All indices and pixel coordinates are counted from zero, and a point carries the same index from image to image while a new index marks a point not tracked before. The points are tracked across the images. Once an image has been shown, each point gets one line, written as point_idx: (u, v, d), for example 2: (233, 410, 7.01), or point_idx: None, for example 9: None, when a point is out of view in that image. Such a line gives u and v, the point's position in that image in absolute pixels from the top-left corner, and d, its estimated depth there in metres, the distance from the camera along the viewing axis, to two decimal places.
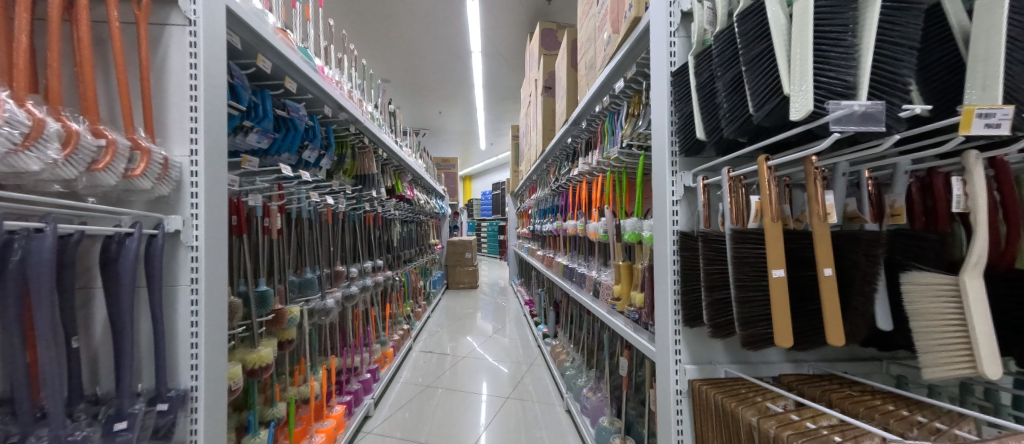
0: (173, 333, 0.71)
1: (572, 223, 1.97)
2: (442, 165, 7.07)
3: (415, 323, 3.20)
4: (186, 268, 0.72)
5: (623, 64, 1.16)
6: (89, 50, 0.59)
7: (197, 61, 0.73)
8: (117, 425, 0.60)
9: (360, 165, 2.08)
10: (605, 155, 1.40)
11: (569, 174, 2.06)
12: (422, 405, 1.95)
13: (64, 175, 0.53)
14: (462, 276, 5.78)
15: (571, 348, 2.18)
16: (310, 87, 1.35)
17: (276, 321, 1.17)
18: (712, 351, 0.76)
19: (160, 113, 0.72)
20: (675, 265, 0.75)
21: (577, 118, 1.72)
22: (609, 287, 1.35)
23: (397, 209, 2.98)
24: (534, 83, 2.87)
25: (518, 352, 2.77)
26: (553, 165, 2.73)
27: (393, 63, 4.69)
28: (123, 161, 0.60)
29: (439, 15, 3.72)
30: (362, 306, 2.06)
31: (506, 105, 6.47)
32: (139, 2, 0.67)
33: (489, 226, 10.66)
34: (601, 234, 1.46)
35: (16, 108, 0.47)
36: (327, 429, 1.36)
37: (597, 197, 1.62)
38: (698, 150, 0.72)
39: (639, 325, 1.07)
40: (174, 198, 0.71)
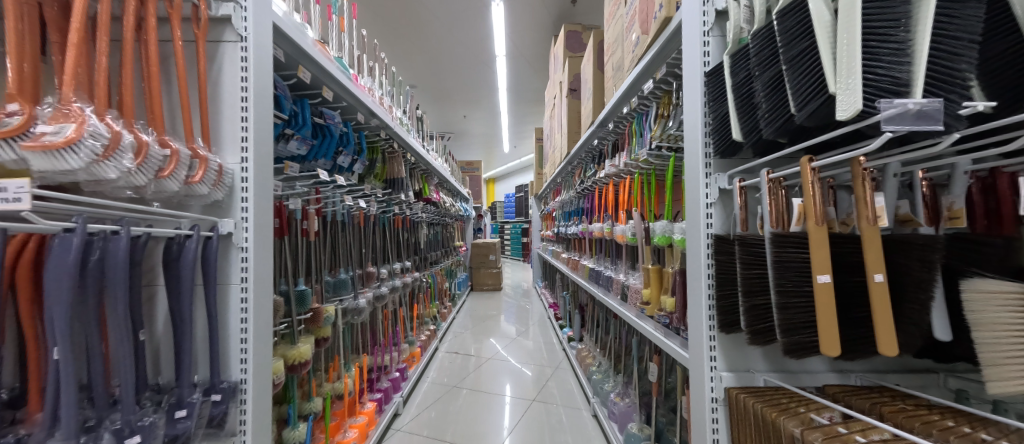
0: (226, 328, 0.76)
1: (599, 225, 1.95)
2: (467, 168, 7.17)
3: (441, 324, 3.25)
4: (237, 268, 0.77)
5: (653, 65, 1.15)
6: (156, 67, 0.65)
7: (247, 74, 0.78)
8: (177, 413, 0.64)
9: (390, 169, 2.14)
10: (633, 157, 1.39)
11: (595, 176, 2.05)
12: (449, 404, 2.00)
13: (137, 182, 0.58)
14: (486, 278, 5.84)
15: (597, 352, 2.16)
16: (345, 95, 1.41)
17: (314, 319, 1.23)
18: (749, 358, 0.74)
19: (215, 123, 0.77)
20: (710, 269, 0.74)
21: (604, 120, 1.71)
22: (637, 291, 1.33)
23: (425, 211, 3.05)
24: (559, 85, 2.88)
25: (542, 355, 2.77)
26: (578, 168, 2.71)
27: (420, 70, 4.82)
28: (185, 168, 0.65)
29: (464, 22, 3.79)
30: (391, 307, 2.11)
31: (529, 108, 6.49)
32: (198, 21, 0.73)
33: (513, 228, 10.69)
34: (630, 236, 1.44)
35: (98, 122, 0.52)
36: (360, 425, 1.44)
37: (625, 199, 1.60)
38: (734, 151, 0.71)
39: (669, 329, 1.05)
40: (227, 203, 0.77)
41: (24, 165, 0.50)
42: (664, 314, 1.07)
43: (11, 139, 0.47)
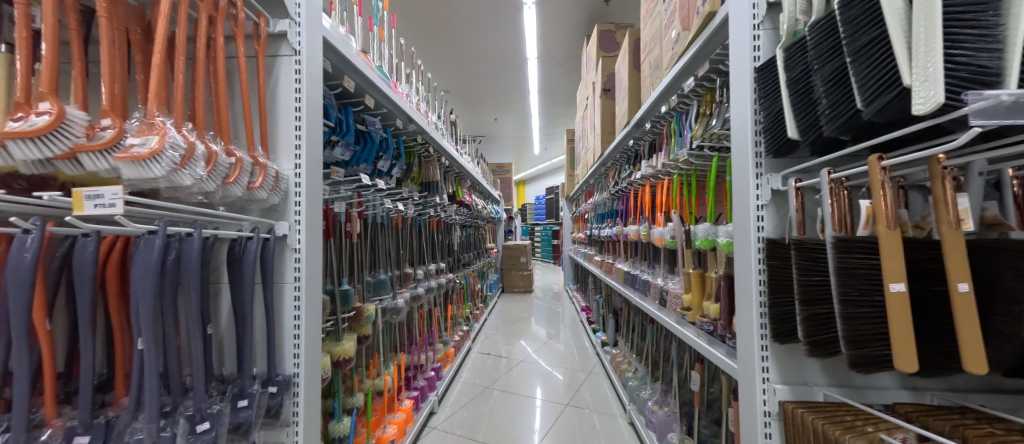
0: (281, 324, 0.81)
1: (634, 228, 1.91)
2: (497, 170, 7.24)
3: (473, 325, 3.29)
4: (291, 267, 0.82)
5: (694, 63, 1.11)
6: (223, 82, 0.70)
7: (300, 86, 0.83)
8: (240, 402, 0.69)
9: (425, 173, 2.20)
10: (672, 158, 1.34)
11: (630, 178, 2.00)
12: (482, 404, 2.02)
13: (208, 188, 0.63)
14: (517, 280, 5.86)
15: (633, 358, 2.10)
16: (386, 102, 1.47)
17: (356, 318, 1.28)
18: (805, 370, 0.69)
19: (272, 132, 0.83)
20: (762, 275, 0.70)
21: (640, 119, 1.67)
22: (677, 296, 1.28)
23: (458, 214, 3.11)
24: (592, 86, 2.84)
25: (575, 359, 2.74)
26: (611, 169, 2.66)
27: (453, 76, 4.93)
28: (247, 175, 0.70)
29: (496, 27, 3.83)
30: (426, 307, 2.17)
31: (560, 109, 6.45)
32: (259, 39, 0.79)
33: (544, 231, 10.66)
34: (668, 239, 1.40)
35: (176, 134, 0.57)
36: (398, 421, 1.49)
37: (664, 202, 1.55)
38: (790, 150, 0.66)
39: (713, 337, 1.01)
40: (283, 207, 0.82)
41: (116, 173, 0.57)
42: (707, 321, 1.03)
43: (105, 151, 0.54)
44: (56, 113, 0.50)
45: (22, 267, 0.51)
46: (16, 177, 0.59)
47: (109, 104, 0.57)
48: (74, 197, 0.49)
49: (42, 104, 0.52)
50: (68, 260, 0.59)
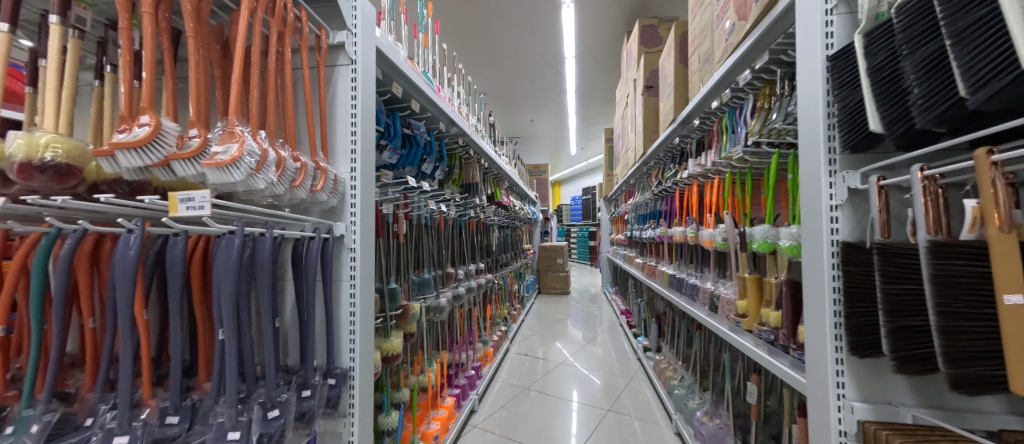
0: (338, 320, 0.85)
1: (680, 229, 1.83)
2: (534, 171, 7.24)
3: (511, 325, 3.30)
4: (347, 266, 0.86)
5: (751, 54, 1.05)
6: (289, 92, 0.75)
7: (356, 93, 0.87)
8: (304, 392, 0.73)
9: (465, 175, 2.24)
10: (724, 155, 1.27)
11: (675, 177, 1.92)
12: (520, 405, 2.02)
13: (279, 191, 0.67)
14: (554, 281, 5.82)
15: (678, 365, 2.01)
16: (430, 106, 1.51)
17: (403, 315, 1.33)
18: (888, 387, 0.62)
19: (332, 138, 0.88)
20: (836, 282, 0.64)
21: (687, 116, 1.59)
22: (731, 302, 1.21)
23: (497, 215, 3.14)
24: (633, 82, 2.75)
25: (614, 363, 2.67)
26: (654, 169, 2.57)
27: (491, 78, 4.99)
28: (310, 179, 0.75)
29: (534, 27, 3.83)
30: (466, 306, 2.20)
31: (598, 108, 6.33)
32: (320, 51, 0.84)
33: (581, 232, 10.51)
34: (719, 242, 1.33)
35: (251, 142, 0.62)
36: (442, 418, 1.53)
37: (714, 202, 1.47)
38: (870, 146, 0.60)
39: (775, 347, 0.94)
40: (341, 208, 0.86)
41: (200, 179, 0.63)
42: (767, 330, 0.96)
43: (193, 158, 0.60)
44: (154, 125, 0.56)
45: (126, 263, 0.58)
46: (119, 184, 0.67)
47: (195, 116, 0.63)
48: (170, 200, 0.54)
49: (142, 117, 0.58)
50: (160, 257, 0.66)
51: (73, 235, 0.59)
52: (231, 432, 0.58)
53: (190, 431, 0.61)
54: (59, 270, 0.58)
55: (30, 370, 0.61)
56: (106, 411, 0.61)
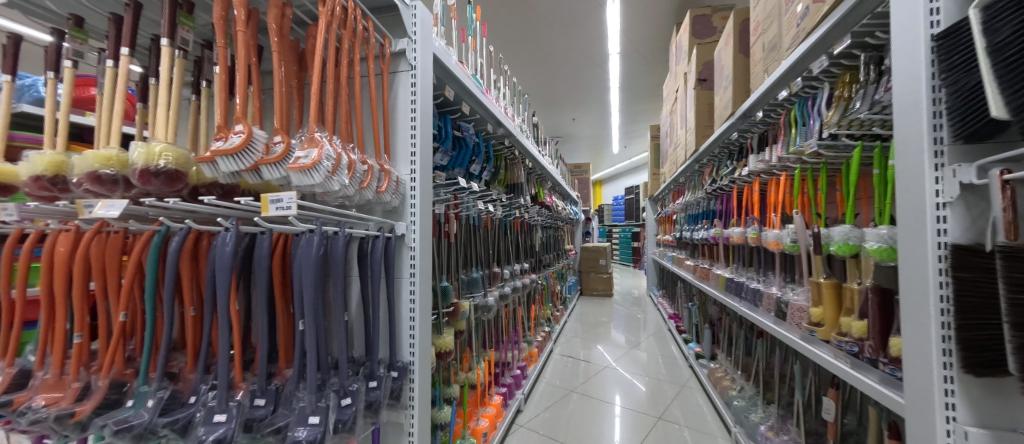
0: (398, 315, 0.89)
1: (738, 230, 1.72)
2: (576, 171, 7.16)
3: (554, 326, 3.29)
4: (407, 264, 0.90)
5: (828, 38, 0.96)
6: (357, 98, 0.80)
7: (416, 97, 0.90)
8: (371, 383, 0.78)
9: (510, 175, 2.25)
10: (792, 150, 1.18)
11: (732, 175, 1.80)
12: (565, 407, 2.00)
13: (350, 192, 0.72)
14: (596, 283, 5.70)
15: (737, 374, 1.88)
16: (479, 107, 1.54)
17: (453, 314, 1.36)
18: (1011, 412, 0.55)
19: (394, 141, 0.92)
20: (945, 289, 0.57)
21: (749, 109, 1.49)
22: (803, 309, 1.11)
23: (541, 215, 3.13)
24: (684, 76, 2.63)
25: (663, 369, 2.56)
26: (707, 166, 2.44)
27: (532, 78, 4.99)
28: (376, 180, 0.79)
29: (576, 24, 3.78)
30: (512, 306, 2.22)
31: (643, 104, 6.12)
32: (384, 59, 0.88)
33: (623, 232, 10.23)
34: (787, 243, 1.23)
35: (327, 147, 0.66)
36: (490, 415, 1.55)
37: (780, 201, 1.36)
38: (991, 134, 0.53)
39: (859, 360, 0.85)
40: (402, 209, 0.90)
41: (283, 182, 0.68)
42: (849, 341, 0.88)
43: (278, 163, 0.65)
44: (246, 133, 0.62)
45: (225, 258, 0.64)
46: (214, 187, 0.74)
47: (279, 125, 0.69)
48: (262, 202, 0.59)
49: (237, 126, 0.64)
50: (249, 254, 0.73)
51: (179, 233, 0.67)
52: (312, 416, 0.64)
53: (275, 413, 0.67)
54: (169, 264, 0.66)
55: (146, 352, 0.70)
56: (207, 390, 0.68)
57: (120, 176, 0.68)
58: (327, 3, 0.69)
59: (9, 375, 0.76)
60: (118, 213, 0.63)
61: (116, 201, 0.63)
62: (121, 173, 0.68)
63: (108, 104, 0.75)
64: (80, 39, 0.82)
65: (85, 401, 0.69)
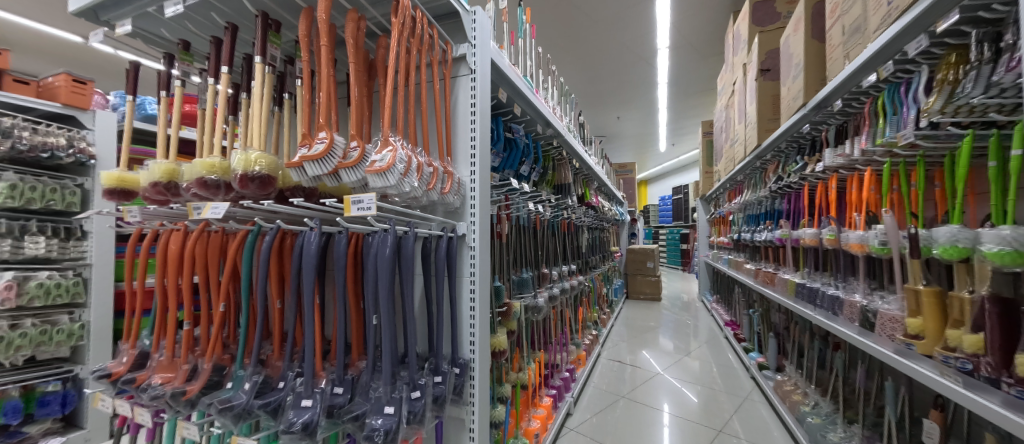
0: (459, 313, 0.92)
1: (810, 231, 1.58)
2: (620, 171, 6.98)
3: (601, 329, 3.22)
4: (467, 263, 0.92)
5: (929, 16, 0.85)
6: (422, 102, 0.83)
7: (475, 99, 0.92)
8: (437, 377, 0.80)
9: (558, 176, 2.23)
10: (881, 142, 1.06)
11: (802, 171, 1.66)
12: (616, 412, 1.96)
13: (417, 193, 0.74)
14: (643, 286, 5.50)
15: (808, 388, 1.73)
16: (530, 108, 1.54)
17: (505, 314, 1.38)
18: None
19: (456, 143, 0.94)
20: None
21: (825, 99, 1.37)
22: (896, 319, 1.00)
23: (587, 216, 3.07)
24: (742, 66, 2.48)
25: (720, 379, 2.41)
26: (772, 162, 2.27)
27: (575, 77, 4.95)
28: (440, 182, 0.82)
29: (623, 20, 3.69)
30: (560, 308, 2.21)
31: (693, 99, 5.84)
32: (447, 65, 0.91)
33: (670, 234, 9.80)
34: (875, 246, 1.10)
35: (399, 151, 0.69)
36: (541, 416, 1.55)
37: (863, 199, 1.23)
38: None
39: (974, 379, 0.73)
40: (462, 209, 0.92)
41: (359, 184, 0.72)
42: (960, 357, 0.77)
43: (355, 167, 0.69)
44: (329, 140, 0.67)
45: (311, 255, 0.70)
46: (297, 190, 0.80)
47: (354, 131, 0.73)
48: (344, 203, 0.63)
49: (320, 134, 0.70)
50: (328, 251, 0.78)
51: (270, 232, 0.73)
52: (387, 406, 0.67)
53: (352, 401, 0.70)
54: (263, 259, 0.73)
55: (241, 340, 0.78)
56: (294, 377, 0.74)
57: (221, 181, 0.76)
58: (399, 13, 0.73)
59: (132, 356, 0.87)
60: (222, 214, 0.70)
61: (220, 204, 0.70)
62: (223, 179, 0.76)
63: (210, 118, 0.84)
64: (186, 60, 0.93)
65: (193, 382, 0.77)
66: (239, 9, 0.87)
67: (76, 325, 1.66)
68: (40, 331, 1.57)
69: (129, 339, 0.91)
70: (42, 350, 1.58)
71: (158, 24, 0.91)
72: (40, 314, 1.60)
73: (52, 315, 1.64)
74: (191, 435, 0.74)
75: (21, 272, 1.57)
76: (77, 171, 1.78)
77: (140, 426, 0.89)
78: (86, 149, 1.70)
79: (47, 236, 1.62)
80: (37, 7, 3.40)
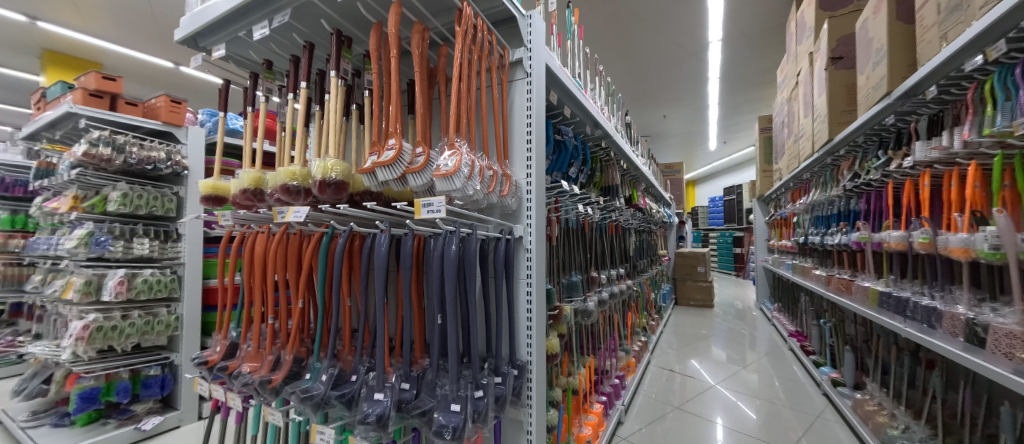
0: (516, 315, 0.92)
1: (897, 233, 1.41)
2: (667, 171, 6.70)
3: (650, 336, 3.10)
4: (524, 265, 0.92)
5: None
6: (482, 106, 0.85)
7: (531, 102, 0.93)
8: (497, 377, 0.82)
9: (606, 177, 2.18)
10: (991, 131, 0.93)
11: (884, 167, 1.50)
12: (671, 423, 1.88)
13: (479, 195, 0.76)
14: (694, 292, 5.24)
15: (896, 409, 1.55)
16: (579, 110, 1.53)
17: (556, 318, 1.37)
18: None
19: (513, 146, 0.95)
20: None
21: (916, 86, 1.22)
22: (1014, 335, 0.86)
23: (635, 218, 2.98)
24: (808, 55, 2.29)
25: (786, 394, 2.23)
26: (847, 158, 2.06)
27: (621, 76, 4.85)
28: (499, 185, 0.83)
29: (673, 15, 3.57)
30: (609, 312, 2.16)
31: (748, 94, 5.50)
32: (504, 70, 0.93)
33: (721, 237, 9.24)
34: (983, 251, 0.96)
35: (463, 156, 0.71)
36: (593, 423, 1.53)
37: (966, 197, 1.08)
38: None
39: None
40: (519, 213, 0.93)
41: (425, 188, 0.75)
42: None
43: (422, 172, 0.72)
44: (398, 147, 0.70)
45: (380, 256, 0.73)
46: (366, 195, 0.85)
47: (420, 138, 0.76)
48: (415, 206, 0.66)
49: (390, 141, 0.73)
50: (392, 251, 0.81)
51: (344, 234, 0.78)
52: (453, 404, 0.69)
53: (418, 397, 0.73)
54: (338, 259, 0.78)
55: (319, 335, 0.83)
56: (366, 371, 0.78)
57: (302, 187, 0.83)
58: (463, 23, 0.76)
59: (224, 346, 0.96)
60: (302, 217, 0.75)
61: (302, 208, 0.76)
62: (303, 185, 0.83)
63: (290, 129, 0.92)
64: (269, 78, 1.02)
65: (277, 371, 0.84)
66: (316, 29, 0.94)
67: (172, 317, 1.87)
68: (144, 321, 1.79)
69: (221, 331, 1.01)
70: (146, 338, 1.80)
71: (247, 47, 1.01)
72: (144, 306, 1.83)
73: (154, 307, 1.86)
74: (275, 420, 0.82)
75: (131, 269, 1.80)
76: (174, 180, 2.02)
77: (230, 410, 0.98)
78: (182, 161, 1.91)
79: (150, 238, 1.86)
80: (141, 38, 3.93)
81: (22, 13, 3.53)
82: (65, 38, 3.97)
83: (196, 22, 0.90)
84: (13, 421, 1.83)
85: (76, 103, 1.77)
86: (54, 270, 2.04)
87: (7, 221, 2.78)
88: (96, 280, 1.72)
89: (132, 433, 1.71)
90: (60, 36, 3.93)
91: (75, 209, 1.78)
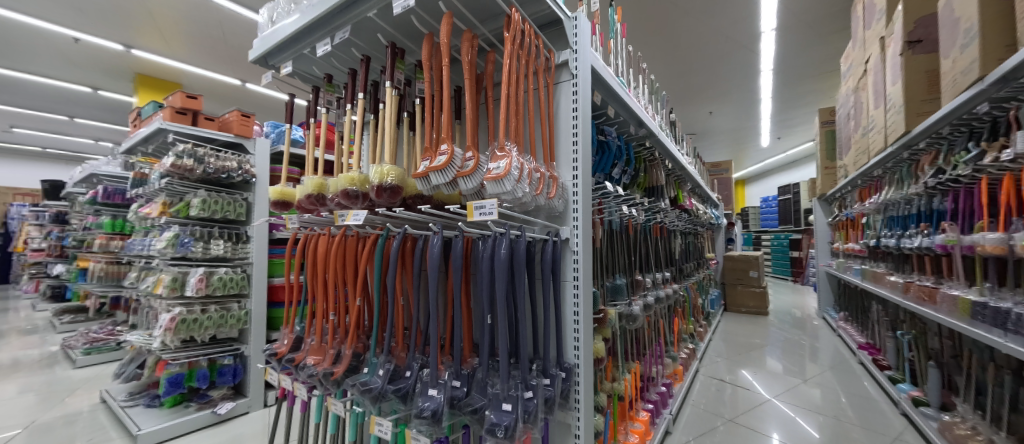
0: (563, 317, 0.92)
1: (994, 234, 1.24)
2: (714, 171, 6.38)
3: (698, 343, 2.95)
4: (570, 266, 0.92)
5: None
6: (529, 108, 0.86)
7: (577, 104, 0.93)
8: (546, 378, 0.82)
9: (650, 178, 2.12)
10: None
11: (976, 161, 1.33)
12: (723, 435, 1.78)
13: (527, 197, 0.76)
14: (745, 298, 4.93)
15: (995, 434, 1.36)
16: (623, 109, 1.50)
17: (600, 321, 1.34)
18: None
19: (558, 147, 0.96)
20: None
21: (1015, 69, 1.08)
22: None
23: (680, 220, 2.86)
24: (878, 40, 2.09)
25: (856, 411, 2.03)
26: (929, 151, 1.85)
27: (663, 73, 4.70)
28: (547, 187, 0.83)
29: (721, 6, 3.41)
30: (655, 317, 2.09)
31: (806, 86, 5.11)
32: (549, 72, 0.93)
33: (776, 240, 8.62)
34: None
35: (512, 159, 0.72)
36: (639, 431, 1.48)
37: None
38: None
39: None
40: (565, 215, 0.93)
41: (475, 192, 0.77)
42: None
43: (473, 175, 0.74)
44: (450, 151, 0.73)
45: (433, 256, 0.76)
46: (418, 198, 0.89)
47: (470, 142, 0.78)
48: (468, 209, 0.68)
49: (442, 147, 0.76)
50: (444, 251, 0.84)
51: (398, 235, 0.81)
52: (505, 403, 0.70)
53: (469, 394, 0.75)
54: (393, 258, 0.82)
55: (375, 332, 0.88)
56: (419, 367, 0.81)
57: (360, 192, 0.88)
58: (511, 28, 0.77)
59: (291, 339, 1.03)
60: (361, 220, 0.79)
61: (360, 212, 0.80)
62: (361, 190, 0.88)
63: (348, 137, 0.98)
64: (330, 91, 1.10)
65: (337, 364, 0.90)
66: (372, 43, 1.00)
67: (242, 312, 2.06)
68: (219, 315, 1.98)
69: (288, 325, 1.09)
70: (221, 330, 2.00)
71: (311, 63, 1.09)
72: (219, 301, 2.02)
73: (227, 303, 2.05)
74: (337, 410, 0.87)
75: (208, 268, 2.00)
76: (243, 187, 2.21)
77: (295, 399, 1.06)
78: (250, 169, 2.10)
79: (224, 240, 2.06)
80: (215, 60, 4.36)
81: (121, 43, 4.04)
82: (154, 63, 4.49)
83: (267, 42, 0.99)
84: (115, 400, 2.09)
85: (166, 119, 2.01)
86: (146, 267, 2.31)
87: (109, 225, 3.21)
88: (181, 277, 1.92)
89: (209, 416, 1.90)
90: (150, 61, 4.46)
91: (164, 214, 2.01)
